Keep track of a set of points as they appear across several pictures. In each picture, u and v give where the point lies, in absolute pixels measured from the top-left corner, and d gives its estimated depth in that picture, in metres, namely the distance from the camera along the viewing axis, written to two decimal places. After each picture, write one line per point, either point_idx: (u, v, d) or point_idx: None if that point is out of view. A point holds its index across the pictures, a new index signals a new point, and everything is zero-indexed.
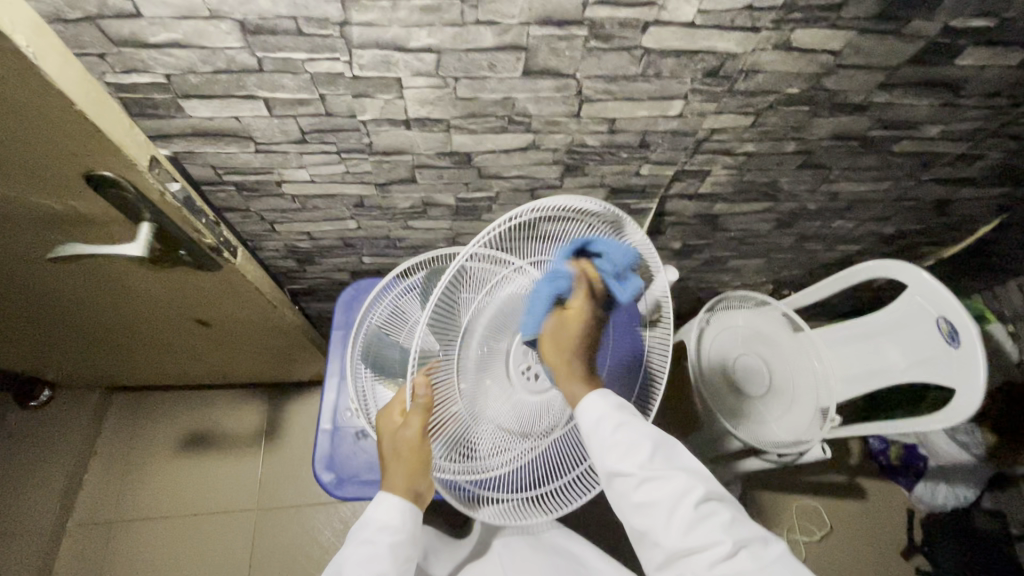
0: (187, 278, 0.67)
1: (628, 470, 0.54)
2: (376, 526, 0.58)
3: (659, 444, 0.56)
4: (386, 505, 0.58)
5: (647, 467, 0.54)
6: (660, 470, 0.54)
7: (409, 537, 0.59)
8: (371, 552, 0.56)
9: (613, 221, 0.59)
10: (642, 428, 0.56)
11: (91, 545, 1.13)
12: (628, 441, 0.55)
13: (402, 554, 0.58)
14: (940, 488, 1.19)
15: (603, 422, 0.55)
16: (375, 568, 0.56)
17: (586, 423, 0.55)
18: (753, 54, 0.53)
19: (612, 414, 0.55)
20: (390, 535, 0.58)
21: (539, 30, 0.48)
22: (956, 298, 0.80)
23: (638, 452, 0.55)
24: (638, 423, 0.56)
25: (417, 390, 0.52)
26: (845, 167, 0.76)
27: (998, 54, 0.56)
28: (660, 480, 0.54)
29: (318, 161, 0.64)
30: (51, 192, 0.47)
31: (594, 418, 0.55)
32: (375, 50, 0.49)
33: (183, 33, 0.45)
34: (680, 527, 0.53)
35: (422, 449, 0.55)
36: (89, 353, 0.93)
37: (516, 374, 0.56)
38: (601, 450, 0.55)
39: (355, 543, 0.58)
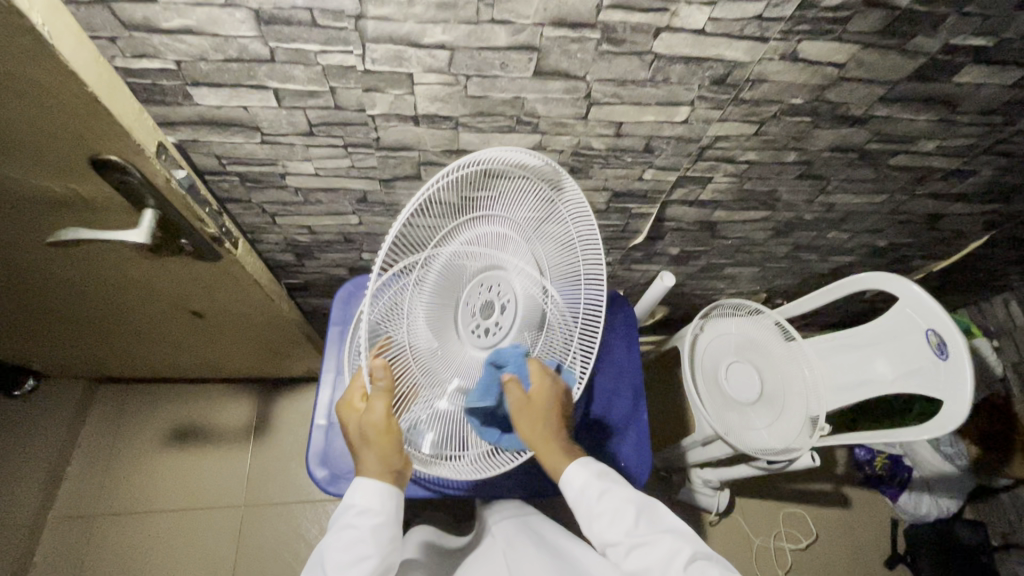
0: (185, 267, 0.66)
1: (616, 538, 0.59)
2: (356, 511, 0.57)
3: (641, 509, 0.60)
4: (363, 489, 0.57)
5: (632, 534, 0.58)
6: (646, 536, 0.58)
7: (391, 517, 0.58)
8: (354, 536, 0.56)
9: (555, 179, 0.57)
10: (624, 493, 0.61)
11: (72, 538, 1.11)
12: (612, 511, 0.60)
13: (384, 536, 0.57)
14: (924, 498, 1.22)
15: (589, 492, 0.60)
16: (359, 551, 0.56)
17: (570, 491, 0.61)
18: (760, 63, 0.54)
19: (594, 483, 0.61)
20: (370, 518, 0.57)
21: (552, 31, 0.48)
22: (946, 314, 0.82)
23: (623, 520, 0.59)
24: (619, 490, 0.61)
25: (376, 372, 0.51)
26: (843, 178, 0.77)
27: (994, 72, 0.58)
28: (647, 545, 0.57)
29: (324, 154, 0.64)
30: (52, 173, 0.46)
31: (576, 486, 0.60)
32: (389, 45, 0.49)
33: (196, 20, 0.45)
34: None
35: (390, 428, 0.54)
36: (78, 342, 0.92)
37: (465, 333, 0.57)
38: (590, 521, 0.60)
39: (335, 530, 0.57)
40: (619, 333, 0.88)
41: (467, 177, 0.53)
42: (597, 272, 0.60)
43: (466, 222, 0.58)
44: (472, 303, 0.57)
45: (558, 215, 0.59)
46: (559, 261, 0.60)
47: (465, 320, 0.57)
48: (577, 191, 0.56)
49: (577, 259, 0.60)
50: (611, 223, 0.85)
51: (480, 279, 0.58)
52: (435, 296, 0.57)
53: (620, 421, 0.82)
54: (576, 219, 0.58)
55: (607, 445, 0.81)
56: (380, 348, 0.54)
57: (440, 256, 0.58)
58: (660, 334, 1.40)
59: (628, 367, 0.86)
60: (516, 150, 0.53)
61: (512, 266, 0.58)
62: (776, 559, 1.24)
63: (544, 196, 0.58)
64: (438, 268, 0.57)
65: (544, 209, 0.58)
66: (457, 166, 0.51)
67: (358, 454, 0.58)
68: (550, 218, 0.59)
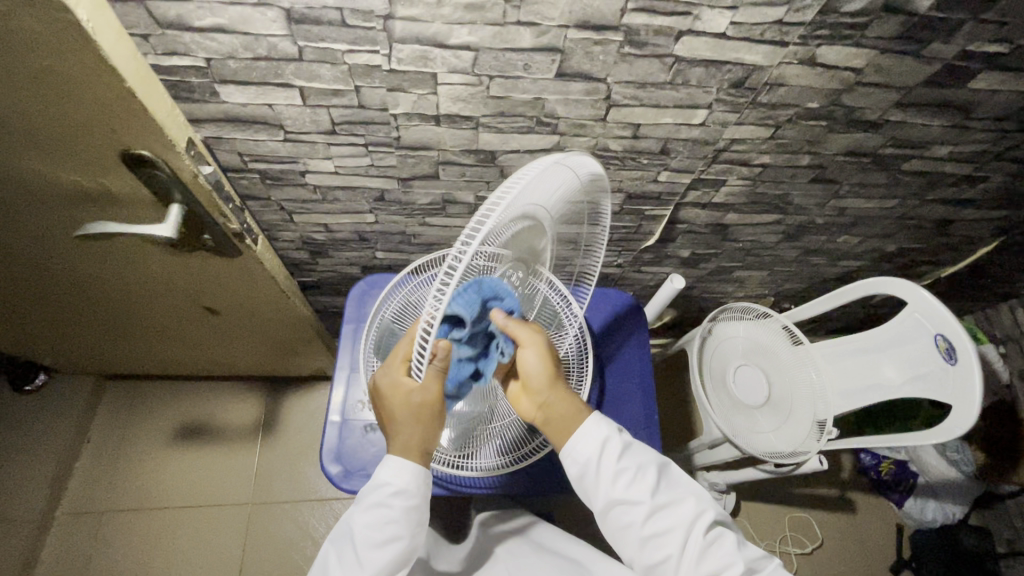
0: (205, 262, 0.67)
1: (638, 497, 0.57)
2: (391, 490, 0.56)
3: (661, 471, 0.60)
4: (399, 468, 0.56)
5: (656, 495, 0.57)
6: (667, 499, 0.58)
7: (423, 500, 0.58)
8: (387, 515, 0.56)
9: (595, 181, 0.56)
10: (643, 454, 0.60)
11: (81, 533, 1.11)
12: (635, 469, 0.59)
13: (415, 517, 0.57)
14: (928, 504, 1.22)
15: (606, 447, 0.59)
16: (390, 530, 0.55)
17: (588, 444, 0.59)
18: (779, 68, 0.55)
19: (613, 438, 0.60)
20: (404, 500, 0.56)
21: (576, 33, 0.49)
22: (955, 319, 0.82)
23: (647, 480, 0.58)
24: (639, 450, 0.61)
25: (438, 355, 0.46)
26: (855, 183, 0.78)
27: (1008, 79, 0.59)
28: (668, 505, 0.57)
29: (345, 153, 0.65)
30: (83, 168, 0.47)
31: (597, 439, 0.59)
32: (415, 46, 0.50)
33: (228, 18, 0.46)
34: (694, 554, 0.55)
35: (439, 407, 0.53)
36: (92, 337, 0.92)
37: None
38: (610, 478, 0.58)
39: (364, 506, 0.56)
40: (630, 335, 0.88)
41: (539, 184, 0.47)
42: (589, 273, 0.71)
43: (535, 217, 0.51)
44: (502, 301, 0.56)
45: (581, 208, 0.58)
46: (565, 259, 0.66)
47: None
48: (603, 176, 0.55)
49: (578, 257, 0.68)
50: (624, 225, 0.86)
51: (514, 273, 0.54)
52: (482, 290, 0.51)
53: (628, 421, 0.82)
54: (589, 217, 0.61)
55: None
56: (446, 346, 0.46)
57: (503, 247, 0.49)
58: (667, 337, 1.40)
59: (638, 369, 0.86)
60: (576, 154, 0.49)
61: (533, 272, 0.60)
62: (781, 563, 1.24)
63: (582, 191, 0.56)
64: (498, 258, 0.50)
65: (575, 206, 0.57)
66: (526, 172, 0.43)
67: (393, 428, 0.55)
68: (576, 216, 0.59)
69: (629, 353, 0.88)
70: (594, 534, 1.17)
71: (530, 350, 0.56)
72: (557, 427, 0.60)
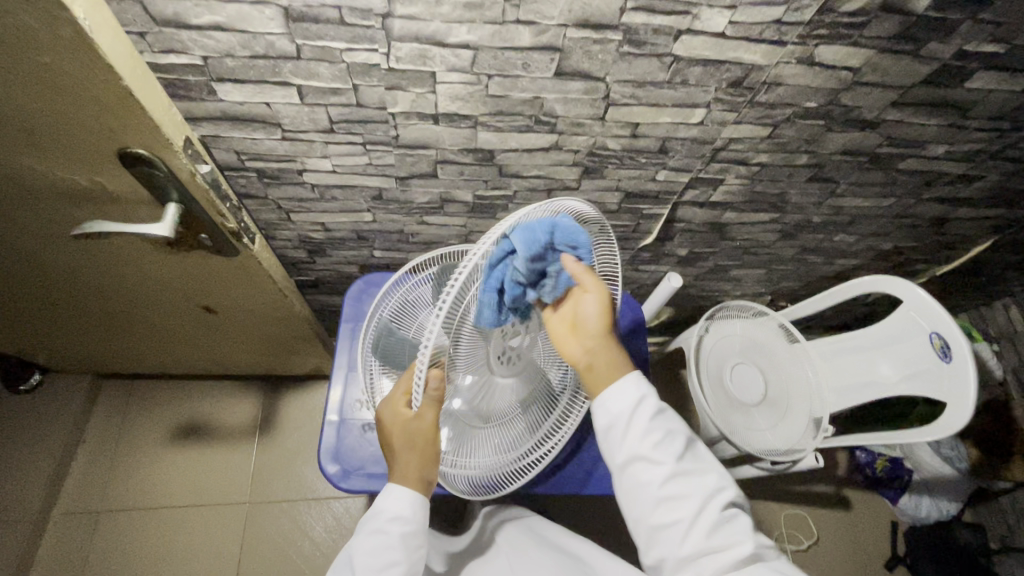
0: (203, 262, 0.67)
1: (663, 458, 0.57)
2: (389, 516, 0.58)
3: (688, 442, 0.60)
4: (397, 495, 0.58)
5: (680, 461, 0.58)
6: (691, 467, 0.58)
7: (420, 527, 0.59)
8: (384, 542, 0.57)
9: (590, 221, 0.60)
10: (675, 423, 0.61)
11: (77, 533, 1.11)
12: (664, 433, 0.59)
13: (413, 545, 0.58)
14: (923, 500, 1.23)
15: (641, 405, 0.60)
16: (387, 557, 0.56)
17: (623, 398, 0.60)
18: (777, 67, 0.55)
19: (650, 398, 0.60)
20: (402, 524, 0.58)
21: (575, 32, 0.49)
22: (950, 317, 0.83)
23: (675, 445, 0.58)
24: (672, 417, 0.61)
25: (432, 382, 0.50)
26: (852, 181, 0.78)
27: (1005, 79, 0.59)
28: (691, 474, 0.58)
29: (343, 152, 0.64)
30: (79, 166, 0.47)
31: (632, 396, 0.60)
32: (414, 44, 0.50)
33: (226, 16, 0.46)
34: (709, 523, 0.55)
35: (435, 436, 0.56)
36: (88, 336, 0.92)
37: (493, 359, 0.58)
38: (638, 433, 0.58)
39: (364, 533, 0.58)
40: (628, 336, 0.89)
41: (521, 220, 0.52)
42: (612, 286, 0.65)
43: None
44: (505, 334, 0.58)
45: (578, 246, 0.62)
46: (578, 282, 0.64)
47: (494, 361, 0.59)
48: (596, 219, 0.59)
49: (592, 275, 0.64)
50: (622, 224, 0.86)
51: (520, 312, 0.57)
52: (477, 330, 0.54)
53: None
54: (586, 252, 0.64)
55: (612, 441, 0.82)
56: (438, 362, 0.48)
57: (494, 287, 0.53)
58: (665, 335, 1.41)
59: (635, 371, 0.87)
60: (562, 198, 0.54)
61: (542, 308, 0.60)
62: None
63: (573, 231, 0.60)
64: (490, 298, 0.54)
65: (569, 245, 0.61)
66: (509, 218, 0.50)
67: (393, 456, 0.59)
68: None
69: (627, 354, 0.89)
70: (591, 531, 1.18)
71: (592, 295, 0.57)
72: (599, 375, 0.61)
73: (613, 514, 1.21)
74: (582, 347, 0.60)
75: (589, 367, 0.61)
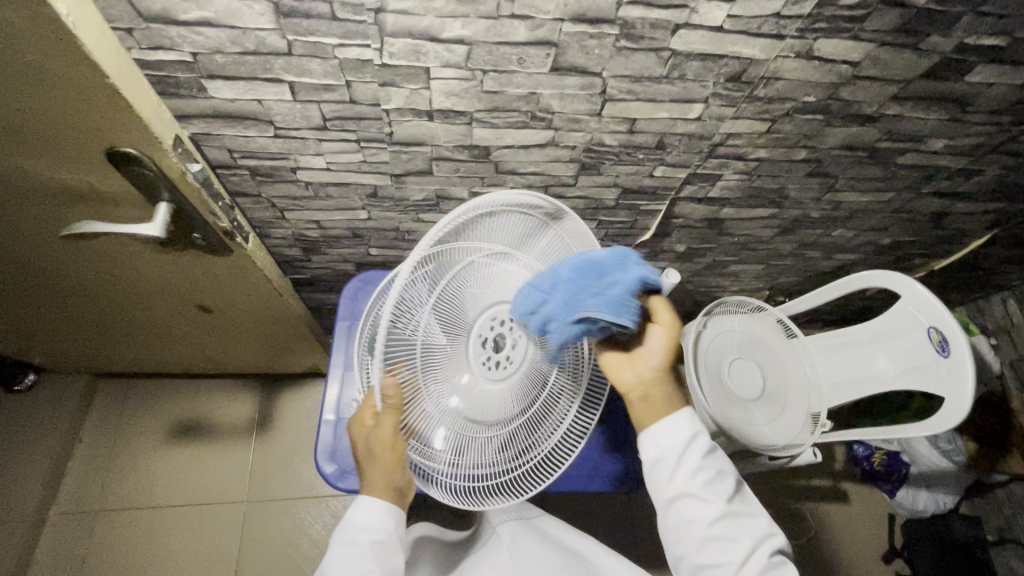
0: (197, 262, 0.66)
1: (713, 499, 0.58)
2: (358, 527, 0.59)
3: (737, 485, 0.61)
4: (367, 506, 0.60)
5: (730, 502, 0.59)
6: (740, 510, 0.59)
7: (391, 534, 0.60)
8: (355, 553, 0.58)
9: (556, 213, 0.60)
10: (724, 462, 0.62)
11: (76, 533, 1.11)
12: (716, 472, 0.60)
13: (386, 552, 0.59)
14: (921, 493, 1.22)
15: (694, 442, 0.60)
16: (360, 567, 0.58)
17: (677, 434, 0.60)
18: (776, 61, 0.54)
19: (704, 437, 0.61)
20: (371, 534, 0.59)
21: (571, 27, 0.48)
22: (949, 312, 0.82)
23: (725, 486, 0.59)
24: (722, 457, 0.62)
25: (388, 390, 0.54)
26: (851, 176, 0.78)
27: (1005, 73, 0.58)
28: (739, 514, 0.59)
29: (337, 149, 0.64)
30: (69, 166, 0.46)
31: (686, 433, 0.60)
32: (407, 39, 0.49)
33: (215, 11, 0.45)
34: (756, 568, 0.56)
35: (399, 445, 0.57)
36: (82, 336, 0.91)
37: (477, 365, 0.58)
38: (690, 471, 0.59)
39: (336, 546, 0.59)
40: None
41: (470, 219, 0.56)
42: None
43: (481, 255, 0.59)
44: (484, 334, 0.59)
45: (557, 242, 0.62)
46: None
47: (476, 352, 0.58)
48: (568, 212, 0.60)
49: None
50: (619, 220, 0.86)
51: (494, 312, 0.60)
52: (445, 323, 0.57)
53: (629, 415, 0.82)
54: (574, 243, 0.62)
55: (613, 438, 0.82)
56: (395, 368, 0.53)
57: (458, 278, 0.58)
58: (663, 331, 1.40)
59: None
60: (518, 192, 0.56)
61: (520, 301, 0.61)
62: None
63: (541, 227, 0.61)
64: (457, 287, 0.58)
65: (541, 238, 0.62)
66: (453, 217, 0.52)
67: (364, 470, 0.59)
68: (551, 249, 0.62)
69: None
70: (590, 527, 1.18)
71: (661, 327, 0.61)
72: (653, 405, 0.62)
73: (612, 510, 1.21)
74: (638, 375, 0.62)
75: (644, 399, 0.62)
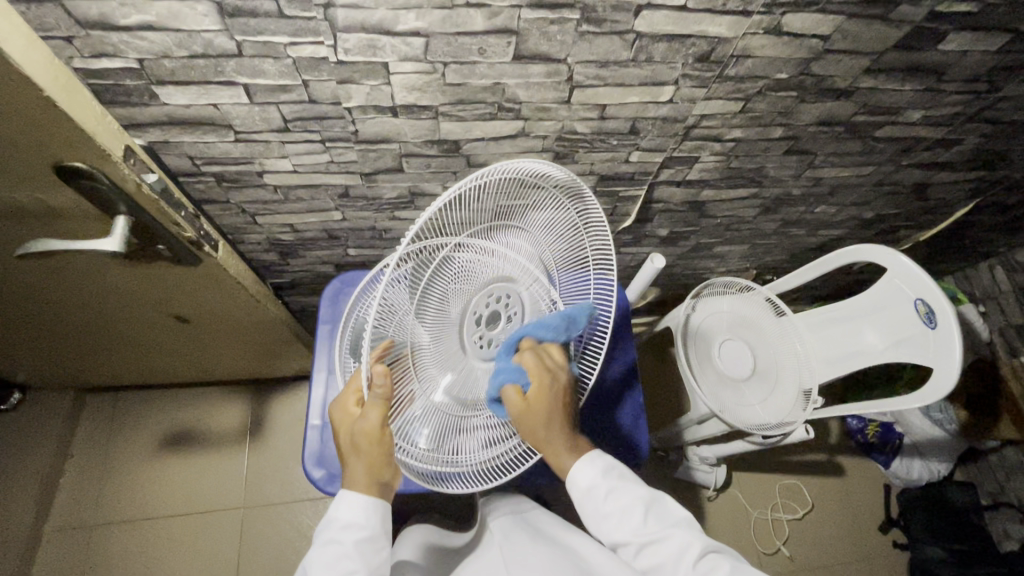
0: (163, 273, 0.64)
1: (626, 538, 0.57)
2: (340, 526, 0.57)
3: (649, 505, 0.59)
4: (348, 503, 0.57)
5: (643, 533, 0.57)
6: (656, 534, 0.57)
7: (376, 532, 0.58)
8: (339, 552, 0.56)
9: (571, 189, 0.56)
10: (629, 490, 0.59)
11: (71, 547, 1.10)
12: (620, 511, 0.58)
13: (371, 551, 0.57)
14: (914, 463, 1.25)
15: (592, 493, 0.58)
16: (344, 567, 0.55)
17: (578, 487, 0.58)
18: (744, 39, 0.53)
19: (603, 483, 0.58)
20: (354, 533, 0.57)
21: (530, 13, 0.47)
22: (934, 282, 0.82)
23: (632, 521, 0.57)
24: (627, 489, 0.59)
25: (376, 379, 0.49)
26: (830, 152, 0.77)
27: (978, 38, 0.57)
28: (656, 542, 0.56)
29: (303, 150, 0.62)
30: (19, 186, 0.44)
31: (585, 482, 0.58)
32: (361, 34, 0.47)
33: (156, 14, 0.43)
34: None
35: (382, 439, 0.53)
36: (59, 353, 0.90)
37: (468, 344, 0.55)
38: (600, 520, 0.58)
39: (319, 547, 0.57)
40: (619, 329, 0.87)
41: (468, 192, 0.51)
42: (606, 263, 0.59)
43: (473, 233, 0.56)
44: (477, 310, 0.56)
45: (570, 223, 0.58)
46: (563, 247, 0.59)
47: (470, 332, 0.55)
48: (598, 206, 0.56)
49: (585, 244, 0.59)
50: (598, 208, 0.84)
51: (491, 290, 0.57)
52: (442, 304, 0.56)
53: (618, 408, 0.83)
54: (588, 226, 0.58)
55: (603, 438, 0.81)
56: (383, 349, 0.52)
57: (454, 258, 0.56)
58: (653, 315, 1.40)
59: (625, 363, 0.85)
60: (529, 160, 0.51)
61: (523, 277, 0.58)
62: (772, 531, 1.27)
63: (554, 203, 0.57)
64: (452, 267, 0.56)
65: (557, 218, 0.58)
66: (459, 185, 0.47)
67: (347, 461, 0.56)
68: (564, 230, 0.59)
69: (617, 355, 0.86)
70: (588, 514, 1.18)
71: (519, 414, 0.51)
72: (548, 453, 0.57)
73: None
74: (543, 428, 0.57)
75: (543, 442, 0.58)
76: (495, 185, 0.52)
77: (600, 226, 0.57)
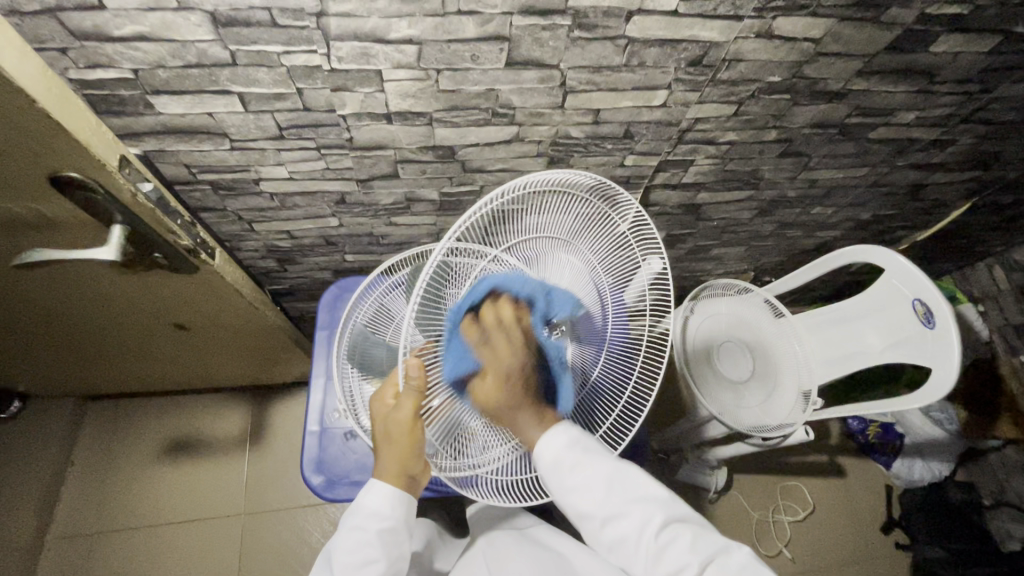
0: (160, 281, 0.64)
1: (588, 509, 0.56)
2: (366, 513, 0.57)
3: (614, 477, 0.56)
4: (378, 492, 0.57)
5: (604, 505, 0.57)
6: (617, 507, 0.57)
7: (398, 522, 0.58)
8: (362, 539, 0.57)
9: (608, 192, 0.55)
10: (596, 461, 0.55)
11: (72, 556, 1.10)
12: (584, 485, 0.55)
13: (392, 540, 0.58)
14: (916, 463, 1.24)
15: (558, 468, 0.52)
16: (366, 554, 0.57)
17: (546, 459, 0.52)
18: (735, 43, 0.53)
19: (568, 457, 0.53)
20: (378, 522, 0.57)
21: (521, 20, 0.47)
22: (932, 283, 0.82)
23: (595, 496, 0.56)
24: (595, 458, 0.55)
25: (410, 372, 0.46)
26: (825, 153, 0.77)
27: (971, 39, 0.57)
28: (618, 516, 0.57)
29: (297, 157, 0.62)
30: (12, 197, 0.44)
31: (552, 455, 0.52)
32: (354, 42, 0.47)
33: (150, 25, 0.43)
34: (648, 554, 0.56)
35: (415, 434, 0.51)
36: (59, 361, 0.90)
37: None
38: (564, 494, 0.56)
39: (344, 530, 0.58)
40: None
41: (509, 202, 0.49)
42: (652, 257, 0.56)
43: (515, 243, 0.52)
44: None
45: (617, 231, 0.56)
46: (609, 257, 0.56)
47: None
48: (639, 208, 0.54)
49: (633, 250, 0.57)
50: None
51: None
52: None
53: None
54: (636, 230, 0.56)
55: None
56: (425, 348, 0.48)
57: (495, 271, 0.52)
58: None
59: None
60: (572, 169, 0.50)
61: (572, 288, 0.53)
62: (774, 533, 1.26)
63: (597, 212, 0.55)
64: None
65: (599, 224, 0.55)
66: (500, 192, 0.47)
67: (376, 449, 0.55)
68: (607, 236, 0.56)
69: None
70: None
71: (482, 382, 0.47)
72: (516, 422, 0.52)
73: None
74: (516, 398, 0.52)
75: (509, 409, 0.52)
76: (535, 196, 0.51)
77: (649, 233, 0.56)
